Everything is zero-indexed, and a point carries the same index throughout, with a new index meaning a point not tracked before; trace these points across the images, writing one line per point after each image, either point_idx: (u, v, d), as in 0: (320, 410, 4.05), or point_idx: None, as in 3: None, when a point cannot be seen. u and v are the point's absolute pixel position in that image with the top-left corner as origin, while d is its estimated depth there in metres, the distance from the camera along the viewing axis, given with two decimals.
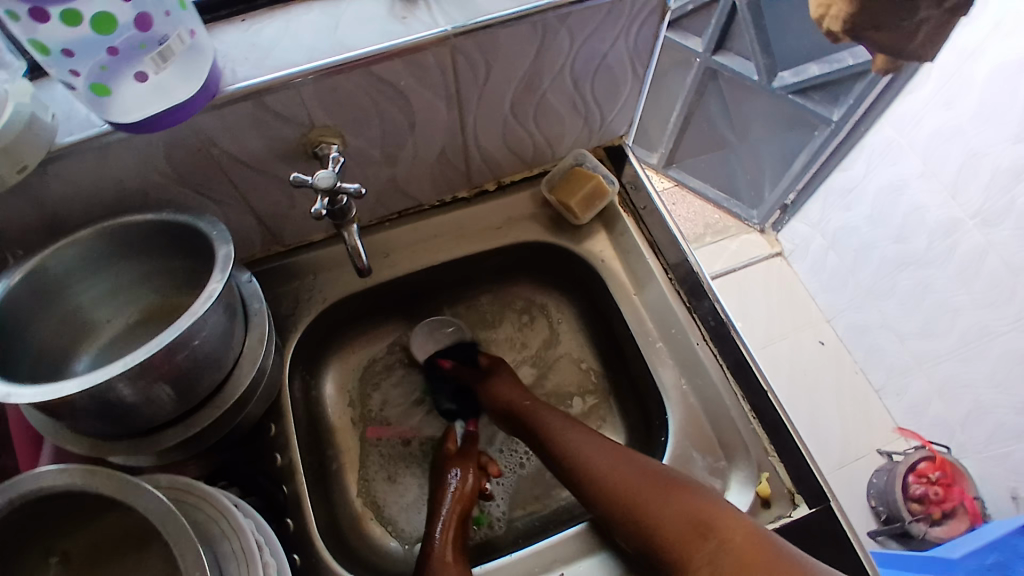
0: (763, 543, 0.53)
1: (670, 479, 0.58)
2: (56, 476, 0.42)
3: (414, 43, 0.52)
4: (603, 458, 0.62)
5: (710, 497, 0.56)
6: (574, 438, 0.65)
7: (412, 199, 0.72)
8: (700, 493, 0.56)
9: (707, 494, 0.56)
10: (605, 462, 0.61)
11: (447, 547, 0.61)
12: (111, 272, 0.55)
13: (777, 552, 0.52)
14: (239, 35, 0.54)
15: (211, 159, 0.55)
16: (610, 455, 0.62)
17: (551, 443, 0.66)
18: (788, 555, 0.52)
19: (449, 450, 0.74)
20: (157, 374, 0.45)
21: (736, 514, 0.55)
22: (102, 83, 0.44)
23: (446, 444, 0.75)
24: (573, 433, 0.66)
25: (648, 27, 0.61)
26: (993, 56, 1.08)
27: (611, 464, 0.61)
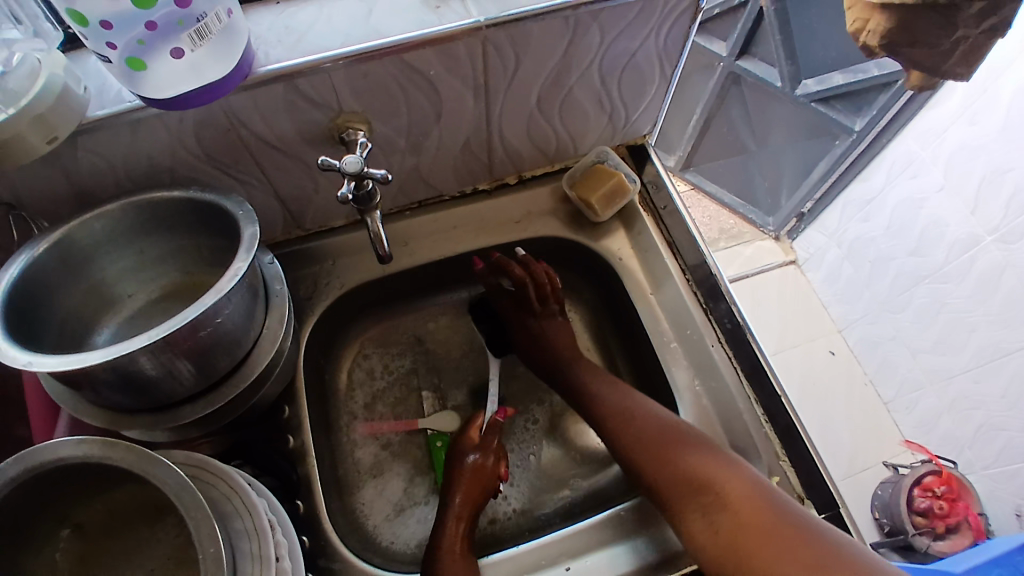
0: (761, 505, 0.54)
1: (681, 438, 0.61)
2: (75, 448, 0.42)
3: (447, 32, 0.52)
4: (622, 415, 0.66)
5: (714, 456, 0.59)
6: (599, 395, 0.69)
7: (434, 189, 0.73)
8: (704, 452, 0.59)
9: (711, 453, 0.59)
10: (623, 420, 0.65)
11: (456, 542, 0.62)
12: (136, 248, 0.56)
13: (776, 515, 0.53)
14: (273, 18, 0.54)
15: (239, 140, 0.56)
16: (628, 415, 0.65)
17: (581, 399, 0.70)
18: (788, 514, 0.54)
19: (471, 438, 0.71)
20: (180, 349, 0.46)
21: (738, 473, 0.57)
22: (139, 57, 0.44)
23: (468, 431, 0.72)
24: (600, 389, 0.69)
25: (679, 27, 0.61)
26: (1022, 74, 1.06)
27: (628, 421, 0.65)
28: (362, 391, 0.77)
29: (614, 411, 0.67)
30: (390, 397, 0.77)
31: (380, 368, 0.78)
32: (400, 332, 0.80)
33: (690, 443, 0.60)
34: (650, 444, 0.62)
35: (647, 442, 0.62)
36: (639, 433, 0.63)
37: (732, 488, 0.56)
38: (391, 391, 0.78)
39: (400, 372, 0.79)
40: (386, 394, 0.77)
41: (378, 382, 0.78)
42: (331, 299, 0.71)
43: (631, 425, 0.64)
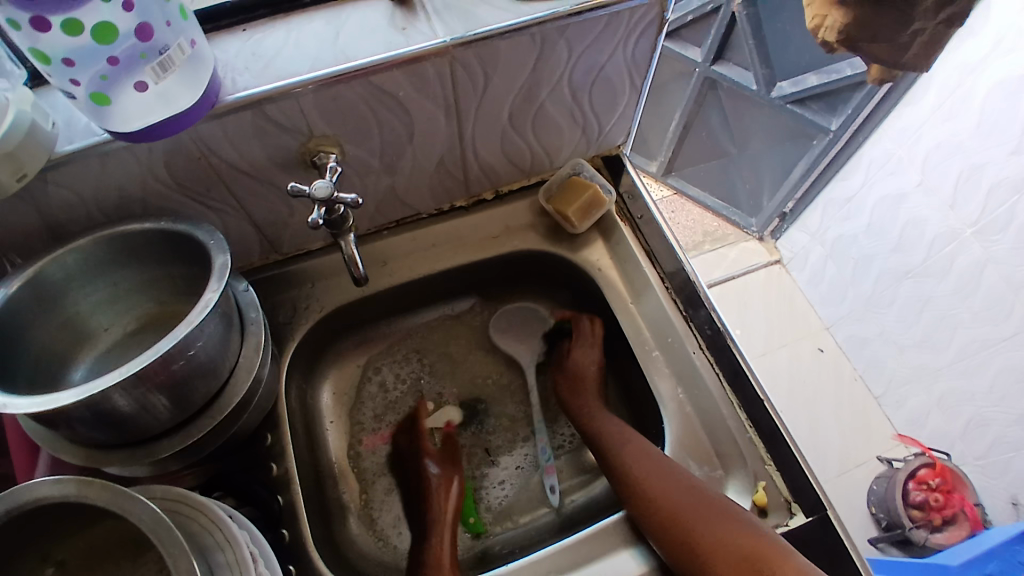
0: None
1: (716, 508, 0.57)
2: (53, 487, 0.41)
3: (414, 54, 0.53)
4: (654, 476, 0.61)
5: (752, 528, 0.55)
6: (621, 452, 0.65)
7: (410, 208, 0.72)
8: (743, 523, 0.55)
9: (749, 524, 0.55)
10: (654, 482, 0.60)
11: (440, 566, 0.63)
12: (110, 280, 0.56)
13: None
14: (241, 44, 0.54)
15: (209, 168, 0.55)
16: (656, 474, 0.61)
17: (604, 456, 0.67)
18: None
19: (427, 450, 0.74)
20: (153, 383, 0.45)
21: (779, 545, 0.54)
22: (103, 92, 0.44)
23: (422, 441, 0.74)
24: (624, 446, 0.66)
25: (646, 38, 0.61)
26: (992, 71, 1.08)
27: (660, 485, 0.60)
28: (373, 402, 0.78)
29: (644, 473, 0.62)
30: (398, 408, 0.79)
31: (391, 379, 0.80)
32: (404, 344, 0.81)
33: (730, 512, 0.56)
34: (689, 511, 0.57)
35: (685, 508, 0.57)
36: (676, 499, 0.58)
37: (783, 561, 0.52)
38: (401, 402, 0.79)
39: (409, 382, 0.80)
40: (395, 404, 0.79)
41: (389, 393, 0.79)
42: (312, 322, 0.71)
43: (666, 489, 0.59)
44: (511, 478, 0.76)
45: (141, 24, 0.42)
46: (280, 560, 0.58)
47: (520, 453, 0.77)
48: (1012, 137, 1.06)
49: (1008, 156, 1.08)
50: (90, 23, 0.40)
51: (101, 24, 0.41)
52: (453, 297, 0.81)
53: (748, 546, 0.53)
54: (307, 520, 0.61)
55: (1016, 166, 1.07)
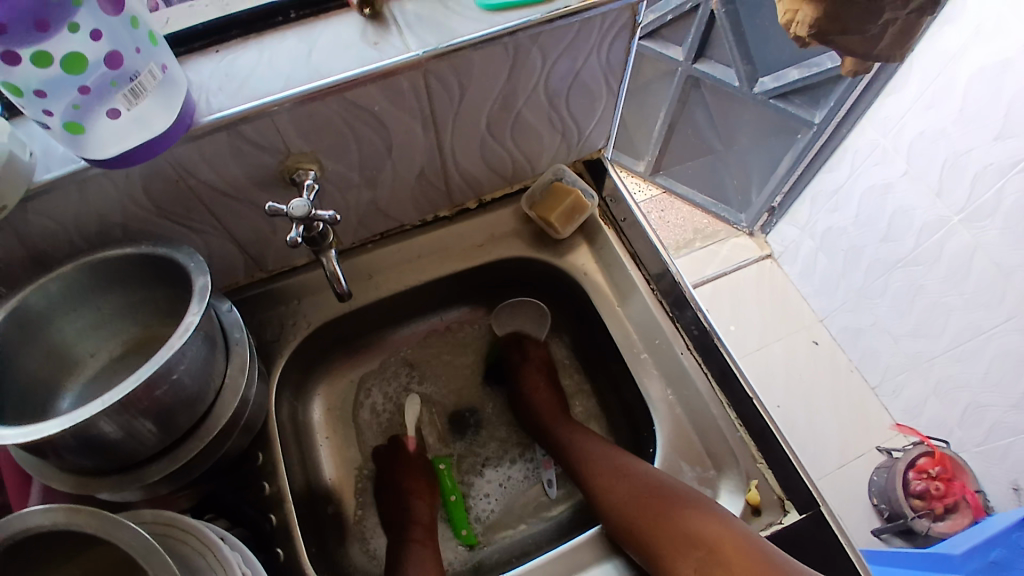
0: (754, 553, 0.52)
1: (668, 495, 0.59)
2: (42, 517, 0.41)
3: (388, 68, 0.53)
4: (618, 480, 0.64)
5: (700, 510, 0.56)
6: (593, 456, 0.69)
7: (394, 220, 0.73)
8: (690, 508, 0.57)
9: (697, 508, 0.57)
10: (617, 485, 0.63)
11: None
12: (94, 305, 0.56)
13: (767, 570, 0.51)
14: (214, 66, 0.54)
15: (188, 190, 0.56)
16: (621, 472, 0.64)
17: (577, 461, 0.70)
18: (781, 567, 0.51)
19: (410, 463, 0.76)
20: (137, 409, 0.45)
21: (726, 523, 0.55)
22: (76, 121, 0.44)
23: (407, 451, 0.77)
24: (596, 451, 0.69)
25: (620, 43, 0.62)
26: (971, 58, 1.08)
27: (623, 485, 0.63)
28: (366, 424, 0.80)
29: (610, 478, 0.65)
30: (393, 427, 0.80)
31: (382, 399, 0.81)
32: (392, 360, 0.82)
33: (677, 497, 0.58)
34: (643, 503, 0.59)
35: (641, 501, 0.60)
36: (633, 494, 0.61)
37: (727, 542, 0.53)
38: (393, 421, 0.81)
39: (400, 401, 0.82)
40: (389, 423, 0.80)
41: (381, 415, 0.81)
42: (300, 338, 0.71)
43: (626, 489, 0.62)
44: (499, 489, 0.78)
45: (111, 51, 0.43)
46: None
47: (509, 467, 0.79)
48: (994, 123, 1.07)
49: (991, 142, 1.09)
50: (60, 55, 0.41)
51: (71, 55, 0.41)
52: (441, 307, 0.81)
53: (695, 531, 0.55)
54: (302, 538, 0.61)
55: (1000, 151, 1.08)
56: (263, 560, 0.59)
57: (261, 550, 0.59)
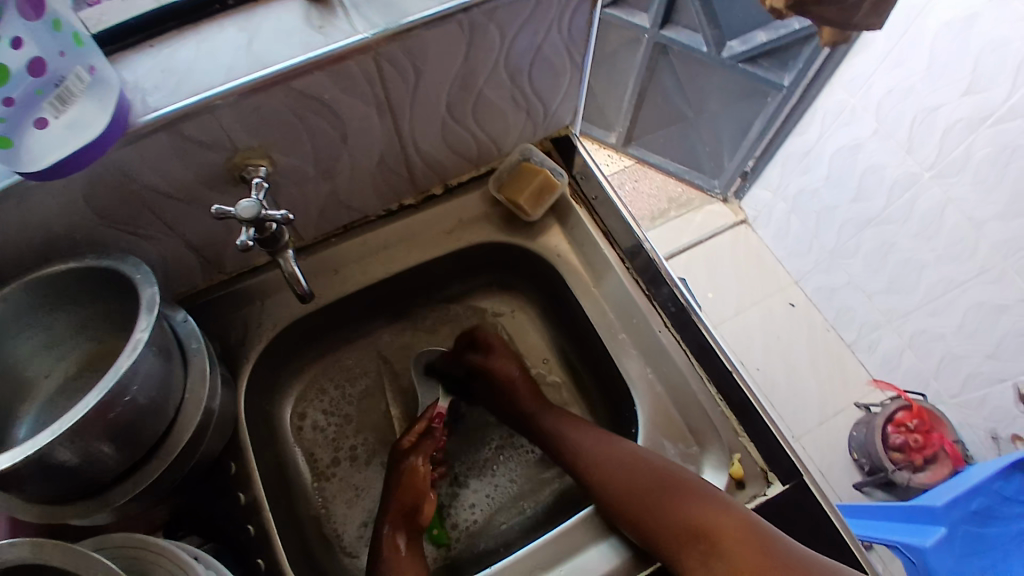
0: (762, 542, 0.52)
1: (668, 484, 0.58)
2: (7, 551, 0.38)
3: (335, 53, 0.50)
4: (607, 466, 0.62)
5: (703, 501, 0.56)
6: (578, 447, 0.66)
7: (357, 211, 0.70)
8: (693, 499, 0.56)
9: (699, 498, 0.56)
10: (608, 471, 0.62)
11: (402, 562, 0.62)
12: (43, 324, 0.53)
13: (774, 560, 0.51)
14: (149, 62, 0.51)
15: (133, 195, 0.52)
16: (612, 464, 0.62)
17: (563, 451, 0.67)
18: (788, 551, 0.52)
19: (408, 443, 0.71)
20: (93, 433, 0.43)
21: (732, 510, 0.55)
22: (5, 136, 0.41)
23: (405, 439, 0.72)
24: (581, 439, 0.66)
25: (580, 15, 0.59)
26: (939, 12, 1.07)
27: (624, 469, 0.60)
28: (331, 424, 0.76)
29: (599, 463, 0.63)
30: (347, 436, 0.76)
31: (322, 417, 0.76)
32: (364, 354, 0.80)
33: (676, 486, 0.57)
34: (637, 492, 0.58)
35: (634, 492, 0.59)
36: (625, 483, 0.59)
37: (730, 533, 0.53)
38: (342, 432, 0.76)
39: (347, 410, 0.77)
40: (337, 435, 0.75)
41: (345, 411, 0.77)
42: (268, 340, 0.68)
43: (618, 477, 0.60)
44: (486, 498, 0.75)
45: (35, 58, 0.40)
46: None
47: (491, 468, 0.76)
48: (963, 77, 1.06)
49: (960, 97, 1.08)
50: None
51: None
52: (410, 298, 0.79)
53: (696, 523, 0.55)
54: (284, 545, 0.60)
55: (969, 105, 1.07)
56: (245, 570, 0.57)
57: (243, 562, 0.58)
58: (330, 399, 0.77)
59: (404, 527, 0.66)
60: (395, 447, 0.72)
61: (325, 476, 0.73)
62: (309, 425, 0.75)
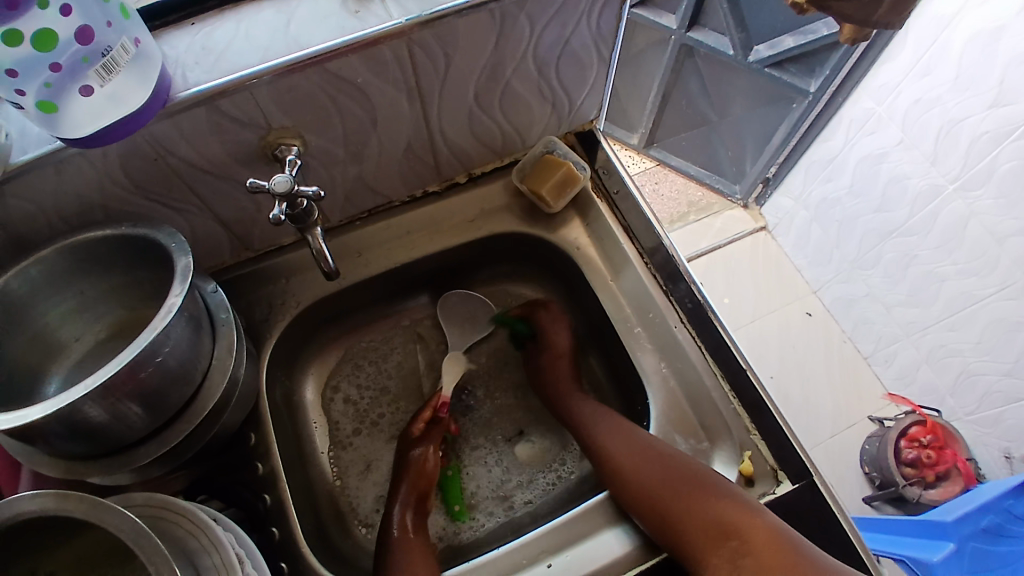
0: (784, 543, 0.52)
1: (696, 480, 0.58)
2: (30, 502, 0.39)
3: (369, 37, 0.51)
4: (635, 454, 0.62)
5: (731, 499, 0.56)
6: (602, 436, 0.66)
7: (382, 196, 0.71)
8: (722, 497, 0.56)
9: (728, 497, 0.56)
10: (635, 459, 0.61)
11: (407, 538, 0.64)
12: (76, 289, 0.54)
13: (796, 561, 0.51)
14: (190, 39, 0.52)
15: (168, 168, 0.54)
16: (639, 455, 0.62)
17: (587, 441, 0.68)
18: (811, 557, 0.52)
19: (416, 432, 0.73)
20: (122, 393, 0.45)
21: (758, 512, 0.55)
22: (50, 100, 0.43)
23: (413, 426, 0.74)
24: (604, 429, 0.67)
25: (610, 10, 0.60)
26: (970, 22, 1.05)
27: (650, 461, 0.61)
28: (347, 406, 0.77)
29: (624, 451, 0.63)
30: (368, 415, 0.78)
31: (355, 391, 0.78)
32: (383, 337, 0.81)
33: (704, 483, 0.58)
34: (664, 483, 0.58)
35: (661, 480, 0.59)
36: (654, 471, 0.60)
37: (754, 530, 0.53)
38: (367, 410, 0.78)
39: (372, 388, 0.79)
40: (361, 413, 0.78)
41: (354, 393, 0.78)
42: (289, 318, 0.70)
43: (644, 465, 0.61)
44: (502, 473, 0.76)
45: (82, 26, 0.41)
46: (272, 558, 0.58)
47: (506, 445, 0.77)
48: (991, 90, 1.05)
49: (987, 109, 1.07)
50: (30, 31, 0.40)
51: (41, 31, 0.40)
52: (431, 283, 0.80)
53: (719, 515, 0.55)
54: (297, 516, 0.61)
55: (996, 117, 1.06)
56: (259, 539, 0.59)
57: (257, 530, 0.59)
58: (355, 376, 0.79)
59: (410, 507, 0.67)
60: (405, 433, 0.74)
61: (343, 446, 0.75)
62: (334, 399, 0.77)
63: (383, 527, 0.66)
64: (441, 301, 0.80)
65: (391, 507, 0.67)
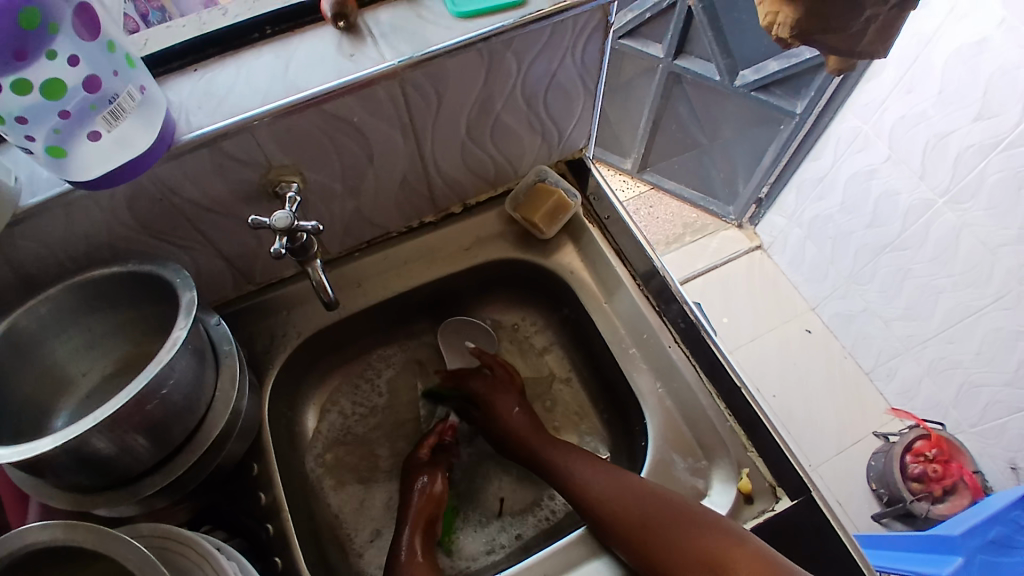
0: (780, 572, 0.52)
1: (689, 516, 0.58)
2: (41, 533, 0.40)
3: (363, 78, 0.54)
4: (620, 497, 0.61)
5: (725, 534, 0.56)
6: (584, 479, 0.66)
7: (380, 227, 0.74)
8: (716, 532, 0.56)
9: (722, 532, 0.56)
10: (620, 502, 0.61)
11: (418, 566, 0.64)
12: (84, 325, 0.56)
13: None
14: (193, 85, 0.55)
15: (173, 208, 0.56)
16: (626, 495, 0.61)
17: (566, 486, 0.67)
18: None
19: (422, 458, 0.74)
20: (129, 425, 0.46)
21: (752, 545, 0.55)
22: (58, 145, 0.45)
23: (418, 452, 0.74)
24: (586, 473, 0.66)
25: (594, 44, 0.62)
26: (949, 40, 1.09)
27: (637, 502, 0.60)
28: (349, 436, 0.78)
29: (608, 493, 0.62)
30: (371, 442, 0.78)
31: (356, 418, 0.79)
32: (383, 365, 0.82)
33: (696, 519, 0.57)
34: (655, 523, 0.58)
35: (652, 522, 0.58)
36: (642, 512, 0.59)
37: (751, 563, 0.53)
38: (368, 438, 0.78)
39: (373, 415, 0.80)
40: (361, 441, 0.78)
41: (356, 420, 0.79)
42: (291, 349, 0.71)
43: (631, 507, 0.60)
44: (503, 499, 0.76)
45: (89, 76, 0.44)
46: None
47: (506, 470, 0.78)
48: (973, 103, 1.08)
49: (971, 122, 1.10)
50: (40, 81, 0.41)
51: (51, 81, 0.42)
52: (430, 311, 0.82)
53: (715, 551, 0.55)
54: (300, 546, 0.62)
55: (980, 130, 1.09)
56: (263, 569, 0.60)
57: (261, 560, 0.60)
58: (357, 403, 0.79)
59: (421, 534, 0.68)
60: (409, 458, 0.75)
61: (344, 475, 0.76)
62: (335, 427, 0.78)
63: (393, 555, 0.66)
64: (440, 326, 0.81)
65: (400, 536, 0.68)
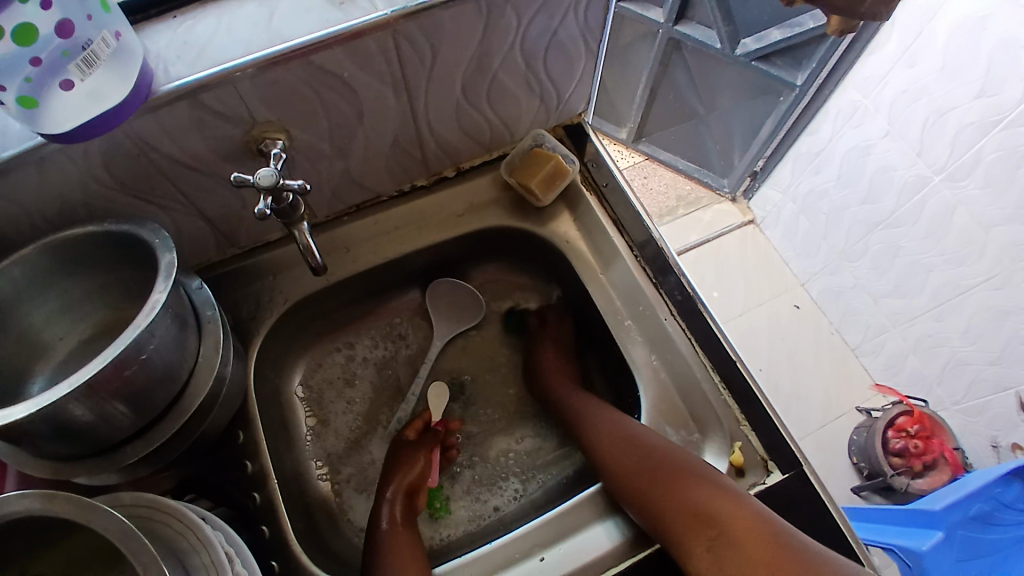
0: (766, 535, 0.50)
1: (685, 473, 0.57)
2: (15, 503, 0.38)
3: (354, 29, 0.50)
4: (620, 449, 0.62)
5: (718, 492, 0.54)
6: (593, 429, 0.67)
7: (370, 191, 0.71)
8: (707, 487, 0.55)
9: (715, 489, 0.55)
10: (624, 457, 0.61)
11: (396, 532, 0.64)
12: (60, 288, 0.54)
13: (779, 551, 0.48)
14: (172, 33, 0.51)
15: (151, 164, 0.53)
16: (632, 446, 0.62)
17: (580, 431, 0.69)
18: (800, 549, 0.49)
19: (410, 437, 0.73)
20: (108, 391, 0.44)
21: (746, 508, 0.52)
22: (31, 96, 0.42)
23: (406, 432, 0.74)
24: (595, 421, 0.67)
25: (596, 2, 0.60)
26: (954, 14, 1.06)
27: (633, 456, 0.60)
28: (333, 409, 0.77)
29: (611, 447, 0.63)
30: (360, 412, 0.78)
31: (339, 389, 0.78)
32: (368, 334, 0.80)
33: (692, 475, 0.56)
34: (648, 473, 0.58)
35: (646, 475, 0.58)
36: (636, 463, 0.60)
37: (743, 523, 0.51)
38: (355, 409, 0.78)
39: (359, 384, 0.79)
40: (350, 413, 0.77)
41: (340, 391, 0.78)
42: (278, 316, 0.69)
43: (630, 461, 0.60)
44: (492, 478, 0.75)
45: (62, 21, 0.40)
46: (262, 557, 0.58)
47: (499, 446, 0.77)
48: (977, 79, 1.06)
49: (973, 99, 1.08)
50: (10, 26, 0.38)
51: (22, 26, 0.39)
52: (421, 278, 0.80)
53: (704, 507, 0.53)
54: (287, 515, 0.61)
55: (982, 107, 1.07)
56: (249, 538, 0.59)
57: (247, 529, 0.59)
58: (347, 376, 0.79)
59: (401, 499, 0.67)
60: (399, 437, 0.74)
61: (332, 448, 0.75)
62: (321, 403, 0.76)
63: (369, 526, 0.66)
64: (433, 296, 0.80)
65: (379, 502, 0.67)
